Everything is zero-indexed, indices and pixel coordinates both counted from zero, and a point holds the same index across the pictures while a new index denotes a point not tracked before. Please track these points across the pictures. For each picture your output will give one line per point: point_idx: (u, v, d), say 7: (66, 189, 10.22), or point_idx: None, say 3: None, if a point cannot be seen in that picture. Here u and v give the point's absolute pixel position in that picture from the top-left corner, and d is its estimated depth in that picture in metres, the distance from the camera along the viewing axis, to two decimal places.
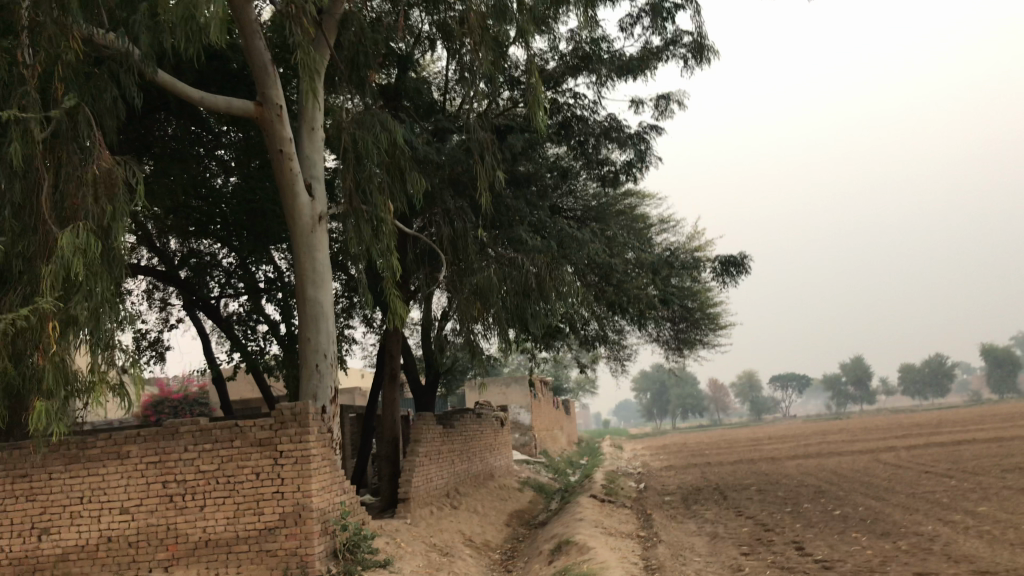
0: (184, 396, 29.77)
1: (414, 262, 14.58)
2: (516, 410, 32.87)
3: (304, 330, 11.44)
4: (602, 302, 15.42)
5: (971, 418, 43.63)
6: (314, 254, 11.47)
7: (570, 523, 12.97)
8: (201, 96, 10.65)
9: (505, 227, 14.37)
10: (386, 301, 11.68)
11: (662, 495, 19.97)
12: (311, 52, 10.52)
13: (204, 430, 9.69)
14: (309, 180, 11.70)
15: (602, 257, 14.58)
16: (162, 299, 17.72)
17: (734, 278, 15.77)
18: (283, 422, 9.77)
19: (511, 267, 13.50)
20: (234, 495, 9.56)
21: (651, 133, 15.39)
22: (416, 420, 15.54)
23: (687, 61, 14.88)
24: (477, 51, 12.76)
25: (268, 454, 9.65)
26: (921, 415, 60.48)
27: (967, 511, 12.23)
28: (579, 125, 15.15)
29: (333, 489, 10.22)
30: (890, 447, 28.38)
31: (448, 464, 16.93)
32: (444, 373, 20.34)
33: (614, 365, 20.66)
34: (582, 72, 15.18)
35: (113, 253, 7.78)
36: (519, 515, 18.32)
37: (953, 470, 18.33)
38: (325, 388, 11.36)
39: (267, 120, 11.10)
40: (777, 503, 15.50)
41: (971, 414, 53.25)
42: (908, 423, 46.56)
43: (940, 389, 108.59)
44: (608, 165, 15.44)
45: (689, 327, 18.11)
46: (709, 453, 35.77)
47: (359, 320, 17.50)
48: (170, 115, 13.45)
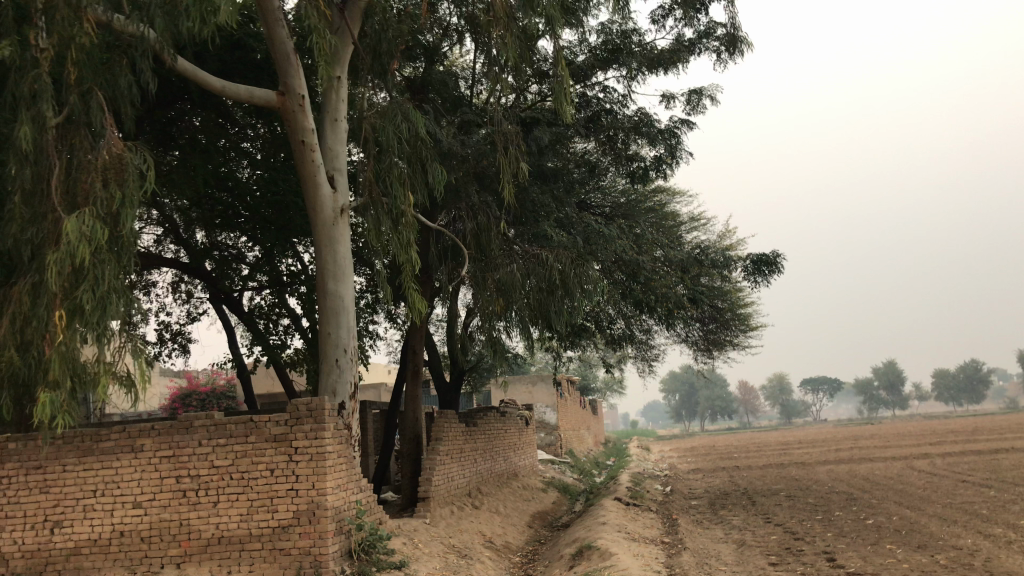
0: (211, 390, 29.80)
1: (437, 257, 14.34)
2: (541, 409, 32.57)
3: (324, 325, 11.24)
4: (628, 300, 15.18)
5: (1009, 426, 42.63)
6: (335, 247, 11.23)
7: (592, 526, 12.65)
8: (223, 85, 10.47)
9: (530, 222, 14.10)
10: (406, 295, 11.46)
11: (689, 499, 19.56)
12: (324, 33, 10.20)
13: (219, 424, 9.52)
14: (332, 172, 11.49)
15: (630, 254, 14.23)
16: (188, 291, 17.64)
17: (767, 278, 15.34)
18: (299, 418, 9.58)
19: (537, 262, 13.25)
20: (248, 491, 9.37)
21: (682, 128, 14.99)
22: (437, 418, 15.30)
23: (720, 54, 14.50)
24: (503, 42, 12.50)
25: (282, 450, 9.46)
26: (955, 422, 59.26)
27: (1007, 524, 11.73)
28: (608, 119, 14.72)
29: (348, 488, 9.99)
30: (924, 454, 27.68)
31: (470, 462, 16.68)
32: (469, 370, 20.14)
33: (641, 366, 20.32)
34: (612, 65, 14.78)
35: (122, 240, 7.64)
36: (541, 516, 18.01)
37: (991, 480, 17.74)
38: (345, 384, 11.16)
39: (289, 110, 10.90)
40: (807, 510, 15.06)
41: (1006, 423, 52.20)
42: (944, 429, 45.52)
43: (975, 396, 106.46)
44: (637, 161, 15.08)
45: (719, 328, 17.72)
46: (737, 457, 35.23)
47: (384, 316, 17.31)
48: (195, 107, 13.33)
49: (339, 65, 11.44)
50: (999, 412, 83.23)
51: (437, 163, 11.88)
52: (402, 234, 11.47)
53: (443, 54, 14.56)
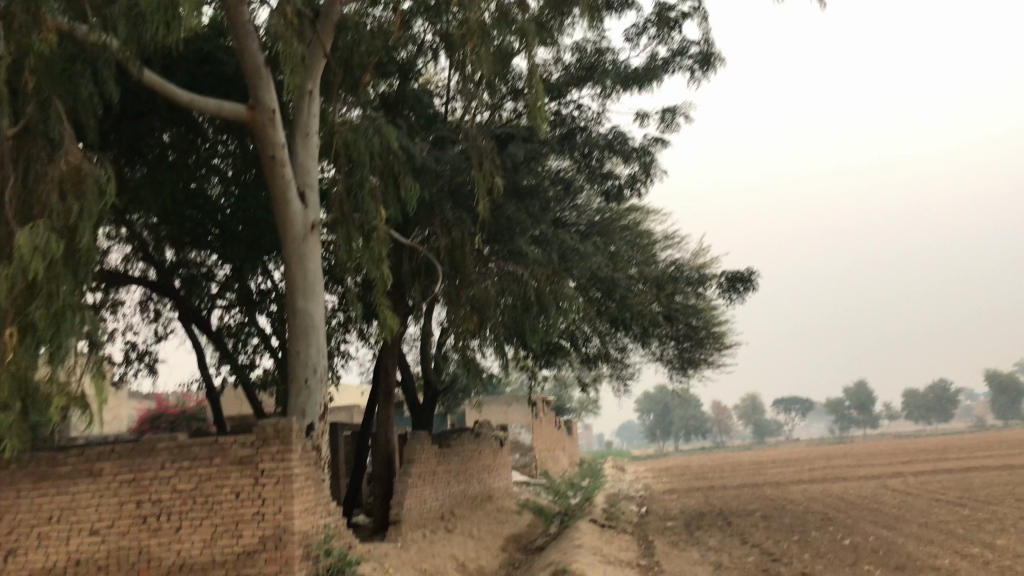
0: (180, 412, 29.23)
1: (410, 274, 14.13)
2: (516, 429, 32.29)
3: (293, 344, 10.96)
4: (604, 317, 15.09)
5: (980, 445, 42.94)
6: (305, 263, 10.99)
7: (567, 550, 12.41)
8: (191, 98, 10.29)
9: (505, 238, 13.86)
10: (377, 313, 11.22)
11: (664, 521, 19.40)
12: (291, 42, 10.23)
13: (183, 446, 9.23)
14: (303, 187, 11.26)
15: (605, 271, 14.29)
16: (157, 310, 17.26)
17: (741, 295, 15.28)
18: (265, 439, 9.30)
19: (511, 279, 13.11)
20: (212, 516, 9.06)
21: (656, 146, 14.96)
22: (410, 439, 15.02)
23: (694, 72, 14.50)
24: (477, 57, 12.37)
25: (248, 472, 9.18)
26: (925, 441, 59.82)
27: (984, 544, 11.65)
28: (582, 138, 14.88)
29: (316, 512, 9.70)
30: (898, 473, 27.75)
31: (443, 484, 16.40)
32: (443, 390, 19.89)
33: (616, 385, 20.20)
34: (587, 83, 14.73)
35: (80, 254, 7.38)
36: (516, 539, 17.73)
37: (964, 499, 17.74)
38: (314, 405, 10.85)
39: (258, 124, 10.69)
40: (783, 531, 14.92)
41: (975, 441, 52.75)
42: (915, 448, 45.81)
43: (944, 415, 107.54)
44: (613, 179, 15.00)
45: (693, 346, 17.65)
46: (711, 477, 35.18)
47: (356, 335, 17.03)
48: (164, 121, 13.07)
49: (311, 80, 11.23)
50: (969, 431, 84.00)
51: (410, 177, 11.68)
52: (373, 250, 11.25)
53: (417, 71, 14.28)
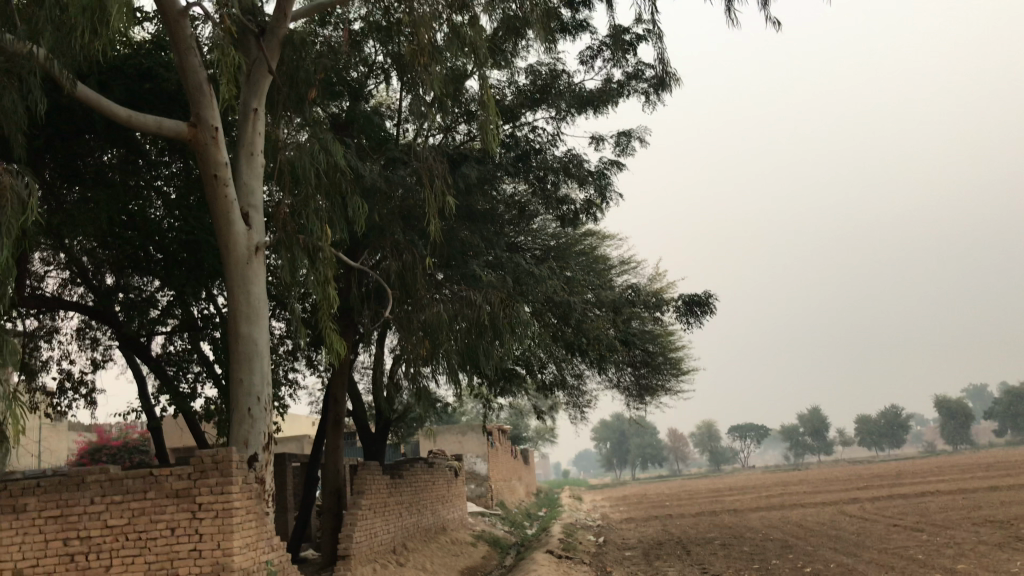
0: (123, 445, 28.21)
1: (359, 299, 13.75)
2: (471, 459, 31.72)
3: (236, 371, 10.47)
4: (559, 343, 14.87)
5: (933, 470, 43.22)
6: (249, 287, 10.56)
7: None
8: (130, 115, 9.83)
9: (458, 263, 13.74)
10: (324, 337, 10.79)
11: (623, 550, 19.06)
12: (229, 54, 9.89)
13: (115, 479, 8.71)
14: (247, 208, 10.83)
15: (560, 295, 13.98)
16: (97, 338, 16.62)
17: (699, 318, 15.13)
18: (203, 472, 8.86)
19: (464, 303, 12.77)
20: (145, 553, 8.54)
21: (611, 169, 14.84)
22: (360, 469, 14.55)
23: (649, 96, 14.42)
24: (428, 76, 12.09)
25: (185, 507, 8.69)
26: (876, 467, 60.47)
27: (945, 569, 11.48)
28: (538, 160, 14.52)
29: (258, 547, 9.21)
30: (854, 499, 27.75)
31: (395, 517, 15.90)
32: (395, 420, 19.44)
33: (573, 413, 19.91)
34: (541, 106, 14.54)
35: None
36: (471, 572, 17.24)
37: (923, 524, 17.68)
38: (257, 434, 10.39)
39: (200, 143, 10.29)
40: (742, 559, 14.65)
41: (926, 466, 53.37)
42: (869, 474, 46.03)
43: (896, 441, 109.06)
44: (568, 204, 14.88)
45: (650, 372, 17.46)
46: (669, 505, 34.90)
47: (304, 363, 16.53)
48: (104, 141, 12.62)
49: (256, 98, 10.89)
50: (920, 456, 85.02)
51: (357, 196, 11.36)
52: (319, 271, 10.92)
53: (368, 92, 14.11)
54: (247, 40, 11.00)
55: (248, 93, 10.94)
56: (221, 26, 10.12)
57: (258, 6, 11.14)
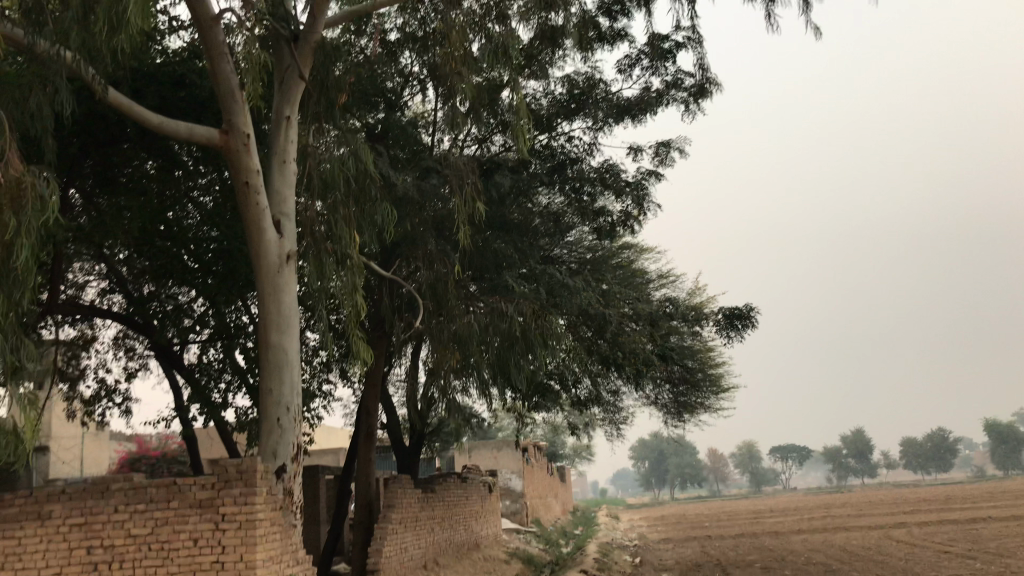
0: (162, 455, 28.41)
1: (392, 310, 13.59)
2: (506, 476, 31.38)
3: (266, 381, 10.30)
4: (594, 357, 14.58)
5: (983, 496, 41.78)
6: (280, 296, 10.40)
7: None
8: (162, 122, 9.76)
9: (491, 274, 13.55)
10: (351, 346, 10.60)
11: (660, 572, 18.57)
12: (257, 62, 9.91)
13: (139, 488, 8.59)
14: (279, 216, 10.70)
15: (595, 308, 13.73)
16: (134, 347, 16.66)
17: (739, 332, 14.70)
18: (227, 481, 8.65)
19: (497, 316, 12.58)
20: (168, 564, 8.36)
21: (650, 180, 14.49)
22: (391, 483, 14.32)
23: (688, 105, 14.12)
24: (457, 80, 11.81)
25: (208, 517, 8.49)
26: (925, 491, 58.82)
27: None
28: (574, 170, 14.29)
29: (281, 561, 8.98)
30: (901, 524, 26.85)
31: (427, 532, 15.65)
32: (429, 434, 19.25)
33: (610, 430, 19.55)
34: (577, 116, 14.28)
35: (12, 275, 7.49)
36: None
37: (974, 552, 16.94)
38: (286, 445, 10.21)
39: (232, 150, 10.19)
40: None
41: (975, 492, 51.75)
42: (915, 498, 44.66)
43: (943, 465, 106.29)
44: (605, 216, 14.48)
45: (689, 388, 17.04)
46: (709, 527, 34.17)
47: (337, 375, 16.38)
48: (139, 149, 12.62)
49: (288, 106, 10.80)
50: (969, 481, 82.58)
51: (386, 204, 11.22)
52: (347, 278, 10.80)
53: (404, 104, 13.87)
54: (280, 47, 10.92)
55: (281, 100, 10.82)
56: (253, 32, 10.06)
57: (292, 13, 11.08)
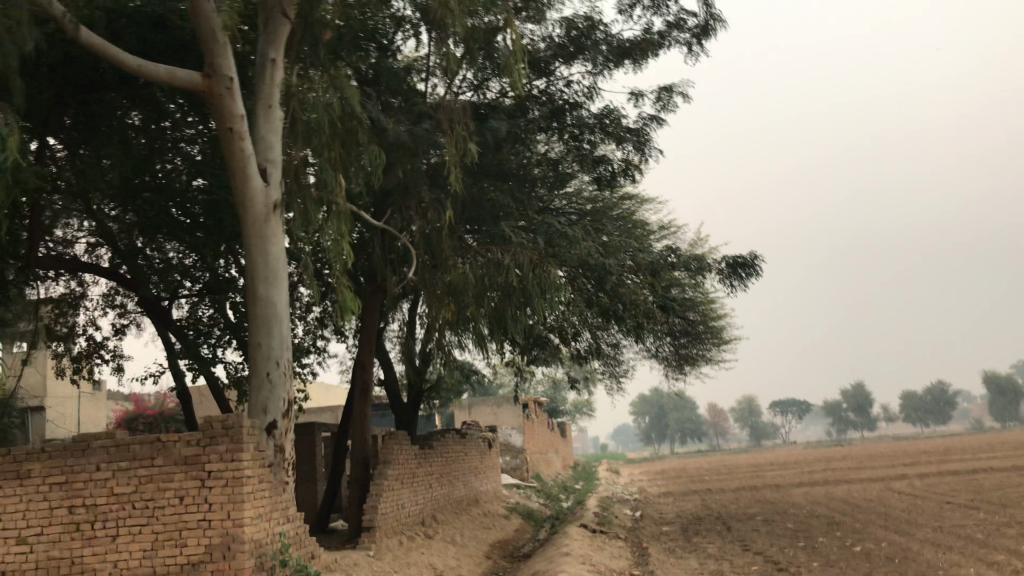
0: (158, 414, 28.17)
1: (384, 262, 13.19)
2: (507, 431, 31.24)
3: (254, 335, 9.95)
4: (594, 309, 14.23)
5: (985, 447, 41.69)
6: (267, 246, 10.00)
7: (553, 557, 11.46)
8: (139, 64, 9.28)
9: (488, 224, 13.15)
10: (337, 294, 10.26)
11: (660, 525, 18.42)
12: None
13: (122, 445, 8.27)
14: (265, 164, 10.24)
15: (595, 258, 13.35)
16: (124, 304, 16.28)
17: (743, 282, 14.32)
18: (213, 438, 8.36)
19: (493, 267, 12.21)
20: (152, 523, 8.08)
21: (651, 125, 14.01)
22: (388, 438, 14.04)
23: (691, 47, 13.56)
24: (449, 20, 11.08)
25: (194, 475, 8.19)
26: (923, 443, 58.94)
27: (1008, 550, 10.47)
28: (572, 117, 13.74)
29: (270, 518, 8.71)
30: (902, 475, 26.73)
31: (425, 488, 15.43)
32: (427, 390, 18.99)
33: (610, 384, 19.29)
34: (576, 58, 13.70)
35: None
36: (502, 545, 16.70)
37: (978, 503, 16.72)
38: (277, 400, 9.92)
39: (215, 94, 9.71)
40: (786, 536, 13.86)
41: (974, 443, 51.80)
42: (916, 450, 44.59)
43: (942, 417, 106.67)
44: (605, 164, 14.07)
45: (690, 340, 16.71)
46: (710, 480, 34.13)
47: (331, 330, 16.01)
48: (121, 96, 12.12)
49: (273, 47, 10.23)
50: (967, 433, 82.96)
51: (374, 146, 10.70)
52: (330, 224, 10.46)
53: (396, 48, 13.29)
54: None
55: (266, 42, 10.27)
56: None
57: None
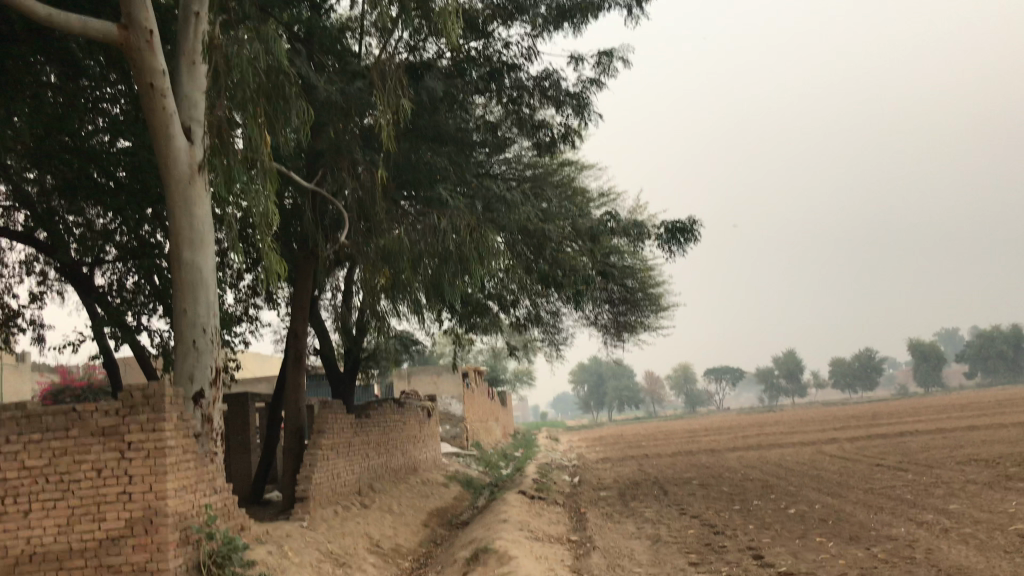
0: (85, 387, 27.26)
1: (316, 226, 12.75)
2: (447, 400, 31.04)
3: (179, 302, 9.48)
4: (533, 277, 14.03)
5: (909, 411, 43.09)
6: (192, 209, 9.50)
7: (491, 525, 11.33)
8: (49, 14, 8.67)
9: (425, 188, 12.81)
10: (264, 257, 9.88)
11: (598, 491, 18.52)
12: None
13: (33, 417, 7.83)
14: (188, 123, 9.73)
15: (534, 223, 13.20)
16: (43, 271, 15.55)
17: (682, 247, 14.30)
18: (133, 407, 7.98)
19: (430, 232, 11.93)
20: (68, 497, 7.68)
21: (591, 89, 13.80)
22: (322, 407, 13.69)
23: (631, 9, 13.32)
24: None
25: (112, 446, 7.83)
26: (852, 408, 60.67)
27: (937, 509, 10.67)
28: (511, 79, 13.49)
29: (195, 491, 8.39)
30: (833, 439, 27.33)
31: (361, 457, 15.17)
32: (365, 359, 18.67)
33: (550, 352, 19.23)
34: (516, 19, 13.34)
35: None
36: (440, 513, 16.57)
37: (906, 464, 17.12)
38: (204, 369, 9.53)
39: (133, 47, 9.13)
40: (722, 500, 13.99)
41: (899, 407, 53.44)
42: (844, 414, 45.86)
43: (870, 383, 110.03)
44: (545, 129, 13.85)
45: (628, 308, 16.67)
46: (648, 446, 34.49)
47: (264, 298, 15.56)
48: (32, 49, 11.41)
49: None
50: (894, 398, 85.68)
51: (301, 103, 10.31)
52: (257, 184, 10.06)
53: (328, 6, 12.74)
54: None
55: None
56: None
57: None
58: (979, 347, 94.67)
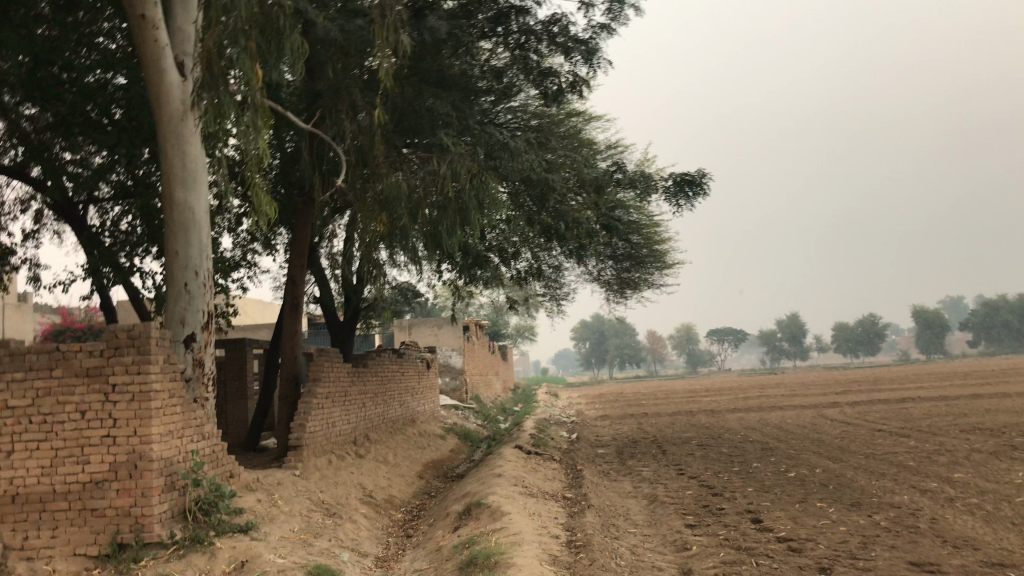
0: (86, 328, 27.13)
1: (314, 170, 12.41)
2: (446, 352, 30.84)
3: (171, 243, 9.18)
4: (535, 228, 13.71)
5: (911, 377, 42.91)
6: (184, 147, 9.18)
7: (486, 479, 11.16)
8: None
9: (427, 133, 12.42)
10: (256, 198, 9.58)
11: (596, 448, 18.37)
12: None
13: (17, 355, 7.64)
14: (181, 57, 9.42)
15: (537, 172, 12.83)
16: (38, 211, 15.28)
17: (689, 201, 13.93)
18: (118, 348, 7.70)
19: (429, 179, 11.58)
20: (52, 438, 7.50)
21: (601, 36, 13.31)
22: (318, 355, 13.46)
23: None
24: None
25: (96, 388, 7.57)
26: (853, 372, 60.53)
27: (941, 477, 10.46)
28: (518, 23, 12.98)
29: (182, 436, 8.20)
30: (834, 403, 27.12)
31: (357, 407, 15.00)
32: (364, 309, 18.42)
33: (551, 307, 18.97)
34: None
35: None
36: (436, 466, 16.47)
37: (909, 430, 16.89)
38: (195, 312, 9.29)
39: None
40: (721, 461, 13.81)
41: (900, 373, 53.25)
42: (845, 378, 45.65)
43: (872, 348, 109.87)
44: (553, 77, 13.41)
45: (633, 264, 16.35)
46: (648, 404, 34.35)
47: (262, 243, 15.30)
48: None
49: None
50: (895, 364, 85.61)
51: (296, 36, 9.90)
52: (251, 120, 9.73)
53: None
54: None
55: None
56: None
57: None
58: (983, 316, 94.26)
